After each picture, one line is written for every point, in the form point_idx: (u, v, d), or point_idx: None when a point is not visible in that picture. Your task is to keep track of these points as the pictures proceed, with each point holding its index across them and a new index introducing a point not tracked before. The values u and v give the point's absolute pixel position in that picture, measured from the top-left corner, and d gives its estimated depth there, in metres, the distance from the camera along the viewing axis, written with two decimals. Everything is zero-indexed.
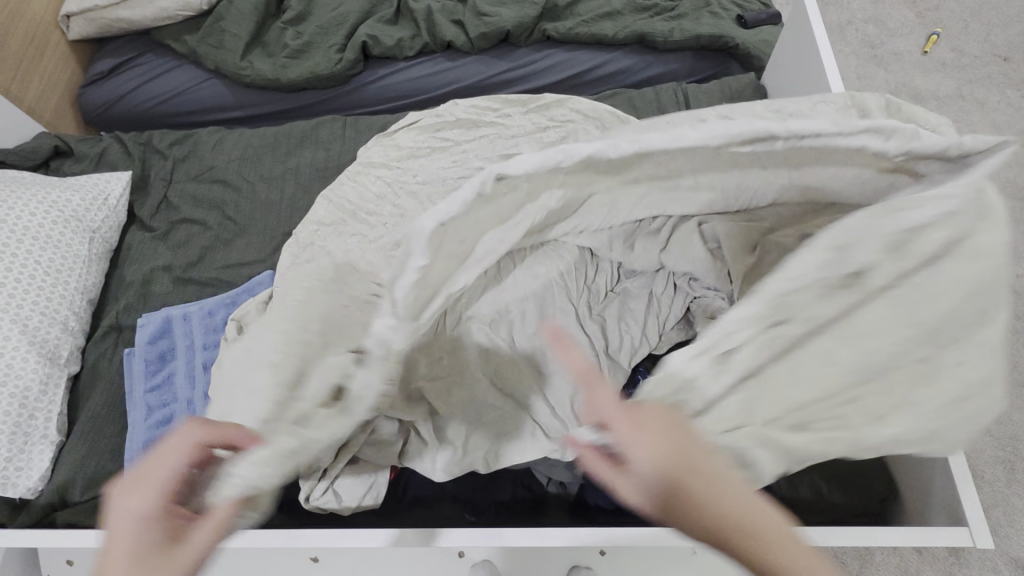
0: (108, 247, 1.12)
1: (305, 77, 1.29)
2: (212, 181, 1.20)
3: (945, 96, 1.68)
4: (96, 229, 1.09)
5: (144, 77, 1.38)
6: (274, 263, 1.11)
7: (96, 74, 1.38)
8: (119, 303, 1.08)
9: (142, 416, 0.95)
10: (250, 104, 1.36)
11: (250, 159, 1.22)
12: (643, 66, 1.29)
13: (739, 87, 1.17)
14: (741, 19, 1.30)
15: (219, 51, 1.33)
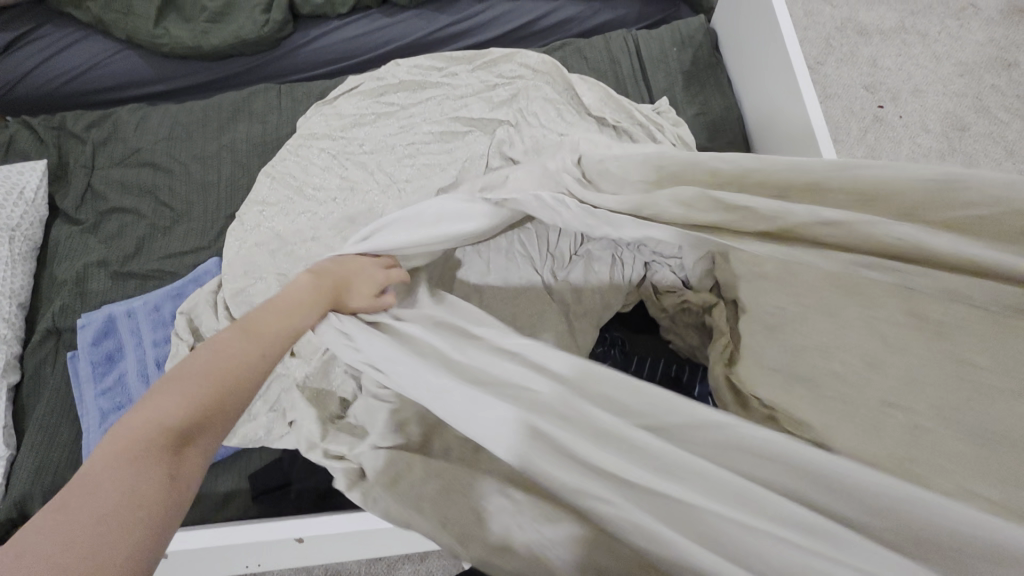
0: (33, 244, 1.03)
1: (230, 42, 1.19)
2: (140, 164, 1.11)
3: (889, 30, 1.69)
4: (15, 226, 1.00)
5: (46, 51, 1.24)
6: (220, 249, 1.04)
7: None
8: (53, 304, 1.00)
9: (96, 421, 0.90)
10: (172, 76, 1.25)
11: (179, 138, 1.13)
12: (591, 13, 1.24)
13: (690, 31, 1.14)
14: None
15: (128, 18, 1.20)
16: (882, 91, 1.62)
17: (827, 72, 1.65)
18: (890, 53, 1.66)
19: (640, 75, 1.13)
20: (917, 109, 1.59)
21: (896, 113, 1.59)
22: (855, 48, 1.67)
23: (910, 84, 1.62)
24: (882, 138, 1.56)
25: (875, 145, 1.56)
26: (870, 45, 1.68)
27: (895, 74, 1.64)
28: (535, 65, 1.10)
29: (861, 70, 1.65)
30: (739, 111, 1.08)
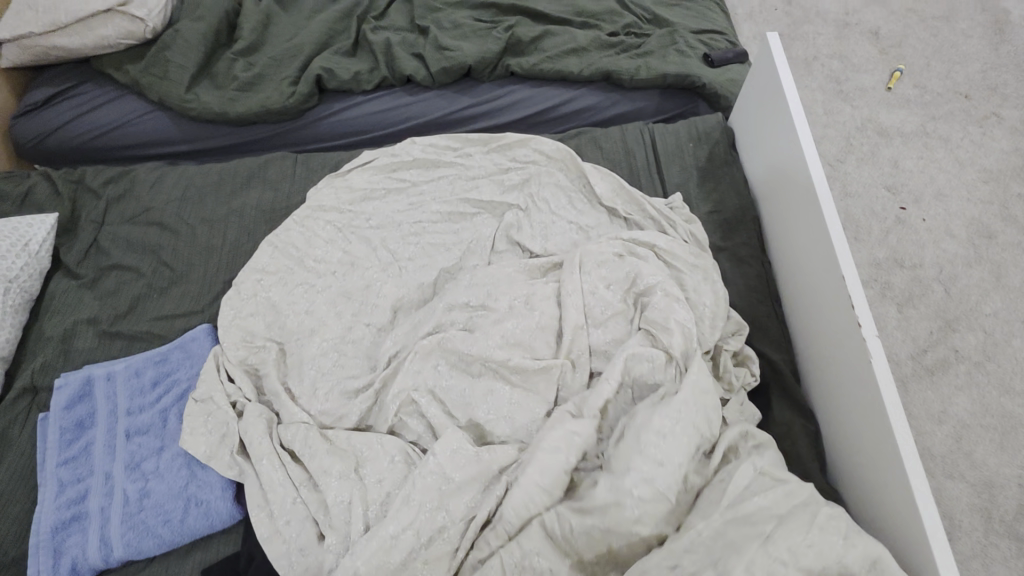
0: (27, 297, 1.02)
1: (255, 111, 1.23)
2: (149, 223, 1.11)
3: (910, 132, 1.70)
4: (12, 278, 0.99)
5: (81, 107, 1.29)
6: (213, 314, 1.02)
7: (29, 104, 1.30)
8: (35, 360, 0.97)
9: (53, 494, 0.85)
10: (196, 137, 1.28)
11: (191, 199, 1.14)
12: (609, 104, 1.25)
13: (706, 128, 1.14)
14: (708, 57, 1.27)
15: (162, 82, 1.26)
16: (904, 192, 1.59)
17: (847, 169, 1.64)
18: (912, 156, 1.65)
19: (654, 168, 1.11)
20: (941, 213, 1.55)
21: (919, 215, 1.55)
22: (876, 149, 1.67)
23: (933, 187, 1.60)
24: (905, 240, 1.52)
25: (898, 246, 1.51)
26: (890, 146, 1.67)
27: (917, 176, 1.62)
28: (546, 154, 1.10)
29: (882, 170, 1.63)
30: (755, 211, 1.05)
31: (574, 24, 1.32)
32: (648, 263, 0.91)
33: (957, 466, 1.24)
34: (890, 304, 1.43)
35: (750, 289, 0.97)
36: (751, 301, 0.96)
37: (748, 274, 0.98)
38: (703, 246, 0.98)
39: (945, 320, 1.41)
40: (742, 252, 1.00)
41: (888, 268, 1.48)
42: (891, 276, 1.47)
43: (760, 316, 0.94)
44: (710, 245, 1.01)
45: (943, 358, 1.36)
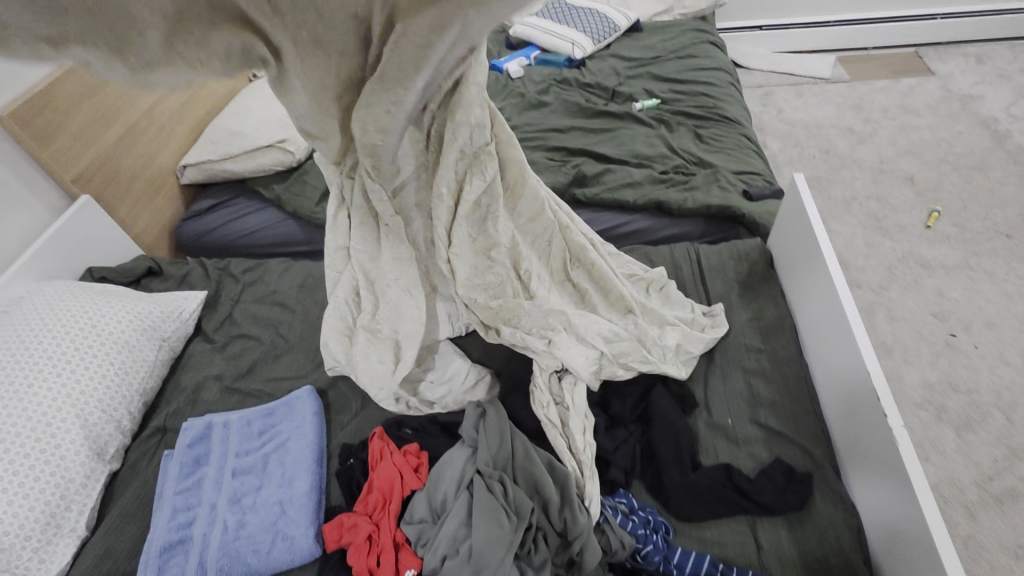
0: (172, 354, 1.25)
1: None
2: (273, 303, 1.37)
3: (952, 265, 1.79)
4: (166, 337, 1.24)
5: (233, 215, 1.65)
6: (314, 378, 1.21)
7: (195, 211, 1.67)
8: (169, 406, 1.18)
9: (165, 518, 0.98)
10: (315, 241, 1.59)
11: (308, 287, 1.39)
12: (660, 226, 1.46)
13: (746, 249, 1.31)
14: (746, 192, 1.48)
15: (298, 198, 1.60)
16: (952, 320, 1.65)
17: (891, 296, 1.73)
18: (956, 287, 1.73)
19: (699, 281, 1.27)
20: (993, 342, 1.59)
21: (970, 342, 1.59)
22: (919, 279, 1.76)
23: (982, 317, 1.65)
24: (957, 365, 1.54)
25: (950, 371, 1.54)
26: (934, 277, 1.76)
27: (964, 306, 1.68)
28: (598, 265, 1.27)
29: (926, 298, 1.71)
30: (792, 320, 1.16)
31: (630, 164, 1.59)
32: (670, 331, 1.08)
33: None
34: (948, 428, 1.43)
35: (789, 386, 1.05)
36: (790, 399, 1.04)
37: (786, 373, 1.07)
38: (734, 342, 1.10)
39: (1009, 448, 1.38)
40: (781, 354, 1.11)
41: (942, 391, 1.50)
42: (945, 399, 1.48)
43: (798, 412, 1.02)
44: (751, 347, 1.12)
45: (1013, 486, 1.31)
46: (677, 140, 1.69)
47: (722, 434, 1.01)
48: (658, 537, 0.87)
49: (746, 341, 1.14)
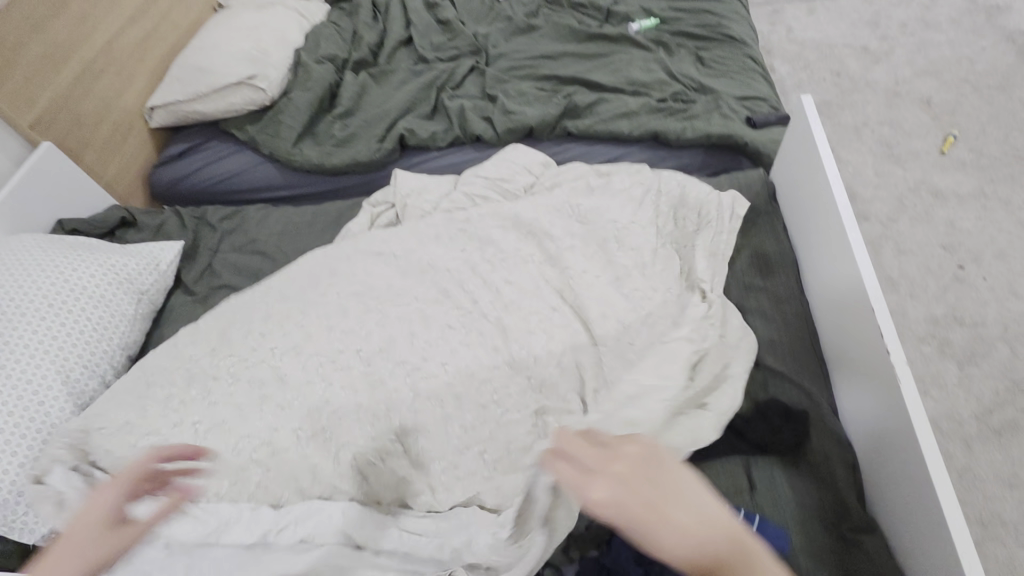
0: (152, 307, 1.21)
1: (347, 163, 1.44)
2: (253, 252, 1.31)
3: (966, 194, 1.70)
4: (145, 290, 1.19)
5: (207, 159, 1.56)
6: None
7: (168, 156, 1.58)
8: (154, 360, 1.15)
9: None
10: (295, 184, 1.51)
11: (289, 234, 1.34)
12: (658, 160, 1.37)
13: (748, 182, 1.23)
14: (751, 119, 1.38)
15: (274, 139, 1.50)
16: (962, 251, 1.59)
17: (900, 228, 1.65)
18: (969, 217, 1.65)
19: None
20: (1004, 273, 1.53)
21: (979, 274, 1.54)
22: (930, 209, 1.68)
23: (994, 248, 1.59)
24: (964, 298, 1.50)
25: (957, 304, 1.49)
26: (946, 206, 1.68)
27: (975, 236, 1.61)
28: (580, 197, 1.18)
29: (937, 230, 1.64)
30: (793, 257, 1.11)
31: (627, 92, 1.48)
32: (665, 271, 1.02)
33: None
34: (950, 362, 1.40)
35: (788, 325, 1.01)
36: (789, 338, 0.99)
37: (786, 312, 1.03)
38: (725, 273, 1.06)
39: (1011, 380, 1.36)
40: (781, 292, 1.06)
41: (947, 325, 1.46)
42: (950, 333, 1.44)
43: (797, 350, 0.98)
44: (749, 285, 1.08)
45: (1012, 418, 1.30)
46: (677, 63, 1.56)
47: None
48: None
49: (746, 279, 1.09)
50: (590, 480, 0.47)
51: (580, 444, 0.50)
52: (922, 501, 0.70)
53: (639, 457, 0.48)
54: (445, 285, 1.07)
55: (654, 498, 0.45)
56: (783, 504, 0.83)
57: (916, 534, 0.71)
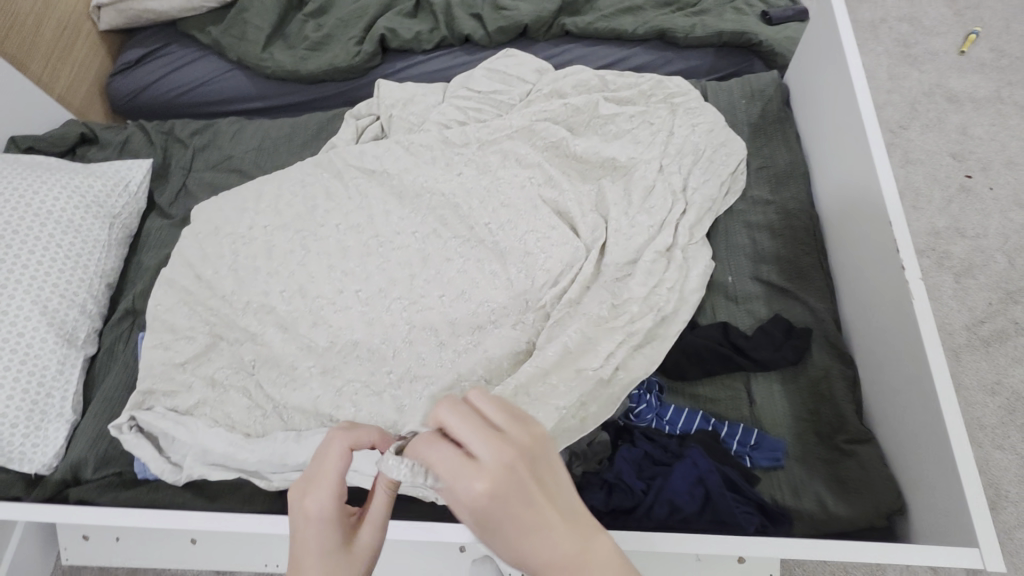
0: (127, 232, 1.14)
1: (324, 69, 1.32)
2: (230, 170, 1.23)
3: (982, 99, 1.62)
4: (116, 214, 1.11)
5: (168, 66, 1.42)
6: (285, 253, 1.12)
7: (123, 63, 1.43)
8: (135, 288, 1.10)
9: None
10: (269, 94, 1.38)
11: (267, 150, 1.24)
12: (663, 62, 1.26)
13: (761, 86, 1.14)
14: (766, 14, 1.26)
15: (241, 43, 1.36)
16: (971, 160, 1.53)
17: (910, 136, 1.58)
18: (982, 123, 1.58)
19: None
20: (1011, 182, 1.49)
21: (986, 184, 1.50)
22: (943, 115, 1.60)
23: (1004, 156, 1.53)
24: (968, 209, 1.47)
25: (960, 215, 1.46)
26: (960, 112, 1.60)
27: (987, 144, 1.55)
28: (581, 103, 1.09)
29: (948, 137, 1.57)
30: (805, 168, 1.05)
31: None
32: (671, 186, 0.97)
33: (1007, 437, 1.21)
34: (947, 274, 1.39)
35: (797, 240, 0.98)
36: (797, 253, 0.96)
37: (796, 226, 0.99)
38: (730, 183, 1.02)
39: (1006, 292, 1.36)
40: (790, 205, 1.01)
41: (948, 237, 1.44)
42: (950, 246, 1.43)
43: (804, 266, 0.95)
44: (758, 199, 1.03)
45: (1002, 329, 1.32)
46: None
47: (720, 292, 0.96)
48: (652, 397, 0.87)
49: (754, 192, 1.04)
50: (466, 473, 0.43)
51: (474, 421, 0.45)
52: (923, 413, 0.71)
53: (515, 464, 0.43)
54: (439, 204, 1.01)
55: (525, 507, 0.42)
56: (782, 417, 0.85)
57: (913, 444, 0.73)
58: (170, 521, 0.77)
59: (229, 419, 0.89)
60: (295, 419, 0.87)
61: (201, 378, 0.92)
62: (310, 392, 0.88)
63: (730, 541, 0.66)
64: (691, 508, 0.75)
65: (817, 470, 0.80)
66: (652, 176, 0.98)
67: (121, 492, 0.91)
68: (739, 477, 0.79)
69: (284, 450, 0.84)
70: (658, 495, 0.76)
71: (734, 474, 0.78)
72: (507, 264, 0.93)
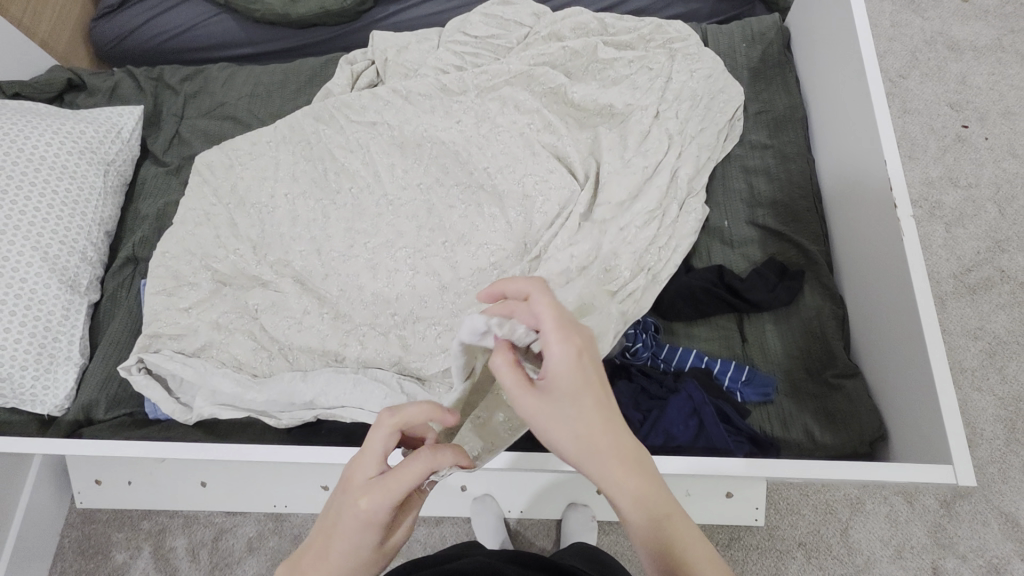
0: (122, 180, 1.13)
1: (315, 12, 1.27)
2: (223, 117, 1.21)
3: (983, 47, 1.60)
4: (111, 161, 1.10)
5: (153, 10, 1.37)
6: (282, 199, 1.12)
7: (106, 7, 1.37)
8: (134, 236, 1.09)
9: None
10: (259, 39, 1.35)
11: (260, 96, 1.22)
12: (663, 5, 1.23)
13: (762, 29, 1.12)
14: None
15: None
16: (968, 110, 1.53)
17: (909, 86, 1.57)
18: (982, 72, 1.57)
19: None
20: (1006, 132, 1.50)
21: (981, 134, 1.50)
22: (943, 64, 1.59)
23: (1001, 106, 1.53)
24: (962, 159, 1.48)
25: (953, 165, 1.47)
26: (960, 61, 1.59)
27: (985, 93, 1.55)
28: (580, 46, 1.07)
29: (947, 86, 1.56)
30: (804, 113, 1.05)
31: None
32: (669, 132, 0.97)
33: (986, 379, 1.26)
34: (938, 224, 1.42)
35: (793, 184, 0.99)
36: (792, 197, 0.98)
37: (792, 170, 1.00)
38: (727, 128, 1.02)
39: (994, 241, 1.39)
40: (788, 150, 1.02)
41: (941, 187, 1.45)
42: (942, 196, 1.44)
43: (799, 210, 0.97)
44: (756, 144, 1.03)
45: (988, 277, 1.35)
46: None
47: (716, 235, 0.98)
48: (647, 335, 0.89)
49: (751, 136, 1.04)
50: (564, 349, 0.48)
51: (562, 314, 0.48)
52: (908, 346, 0.74)
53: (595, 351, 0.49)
54: (439, 152, 1.01)
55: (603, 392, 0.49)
56: (770, 351, 0.88)
57: (897, 377, 0.76)
58: (184, 453, 0.80)
59: (236, 360, 0.91)
60: (301, 359, 0.90)
61: (206, 322, 0.94)
62: (316, 334, 0.90)
63: (719, 466, 0.70)
64: (684, 438, 0.80)
65: (804, 402, 0.85)
66: (652, 120, 0.98)
67: (134, 432, 0.94)
68: (732, 409, 0.83)
69: (290, 389, 0.86)
70: (653, 426, 0.81)
71: (729, 408, 0.82)
72: (506, 209, 0.94)
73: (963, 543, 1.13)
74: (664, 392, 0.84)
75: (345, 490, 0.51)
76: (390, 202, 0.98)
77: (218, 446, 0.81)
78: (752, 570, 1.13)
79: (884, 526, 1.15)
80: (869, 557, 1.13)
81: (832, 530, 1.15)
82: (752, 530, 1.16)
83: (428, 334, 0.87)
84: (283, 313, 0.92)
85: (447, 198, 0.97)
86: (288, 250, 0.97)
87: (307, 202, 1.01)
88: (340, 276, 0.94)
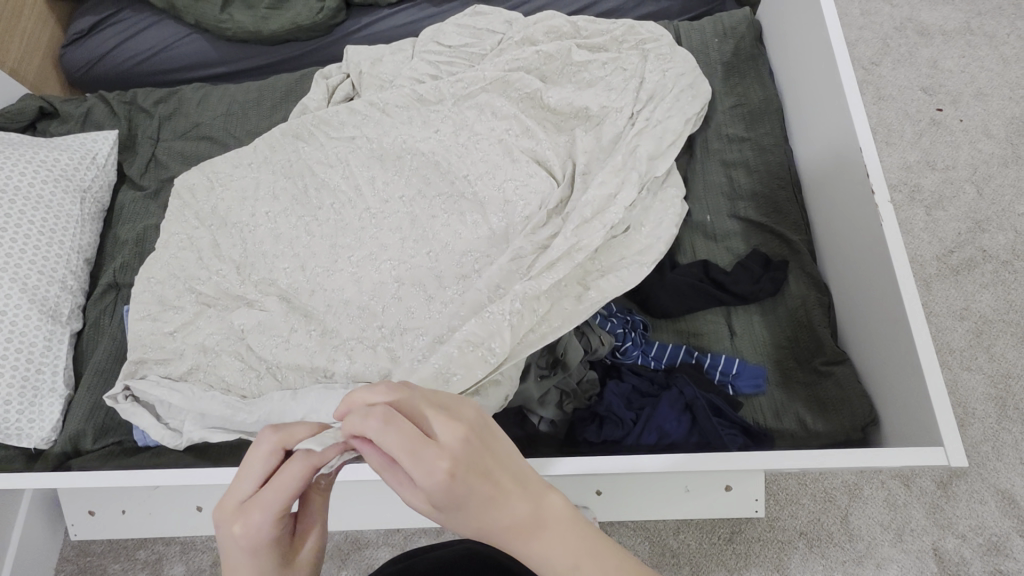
0: (100, 207, 1.12)
1: (288, 28, 1.27)
2: (199, 137, 1.20)
3: (952, 31, 1.63)
4: (87, 188, 1.09)
5: (123, 34, 1.36)
6: None
7: (75, 33, 1.36)
8: (115, 262, 1.08)
9: None
10: (232, 58, 1.34)
11: (235, 115, 1.21)
12: (634, 5, 1.24)
13: (733, 23, 1.13)
14: None
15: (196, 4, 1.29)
16: (941, 93, 1.55)
17: (882, 72, 1.59)
18: (952, 55, 1.59)
19: None
20: (979, 113, 1.52)
21: (955, 116, 1.52)
22: (914, 49, 1.61)
23: (973, 88, 1.55)
24: (938, 142, 1.49)
25: (930, 149, 1.49)
26: (930, 46, 1.61)
27: (957, 76, 1.57)
28: (553, 50, 1.07)
29: (918, 71, 1.58)
30: (779, 105, 1.06)
31: None
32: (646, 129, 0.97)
33: (974, 358, 1.27)
34: (919, 207, 1.43)
35: (772, 175, 0.99)
36: (772, 188, 0.98)
37: (771, 162, 1.00)
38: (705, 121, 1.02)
39: (974, 221, 1.40)
40: (765, 141, 1.02)
41: (919, 171, 1.47)
42: (921, 179, 1.46)
43: (780, 201, 0.97)
44: (733, 138, 1.04)
45: (970, 257, 1.37)
46: None
47: (699, 231, 0.98)
48: (636, 334, 0.89)
49: (729, 130, 1.05)
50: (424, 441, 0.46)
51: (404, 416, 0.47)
52: (893, 330, 0.74)
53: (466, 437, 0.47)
54: (420, 163, 1.00)
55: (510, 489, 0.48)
56: (758, 343, 0.88)
57: (884, 361, 0.77)
58: (173, 479, 0.79)
59: (224, 382, 0.90)
60: (289, 377, 0.89)
61: (191, 345, 0.93)
62: (303, 351, 0.89)
63: (712, 460, 0.70)
64: (678, 433, 0.80)
65: (795, 391, 0.85)
66: (628, 119, 0.98)
67: (124, 460, 0.93)
68: (726, 403, 0.83)
69: (280, 408, 0.85)
70: (646, 423, 0.81)
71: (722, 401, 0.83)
72: (487, 215, 0.93)
73: (961, 522, 1.14)
74: (657, 390, 0.84)
75: (222, 513, 0.51)
76: (372, 215, 0.98)
77: (208, 470, 0.80)
78: (755, 562, 1.13)
79: (883, 510, 1.15)
80: (870, 543, 1.13)
81: (831, 517, 1.15)
82: (753, 522, 1.16)
83: (415, 344, 0.87)
84: (268, 332, 0.91)
85: (428, 208, 0.96)
86: (271, 267, 0.97)
87: (287, 219, 1.00)
88: (324, 291, 0.93)
